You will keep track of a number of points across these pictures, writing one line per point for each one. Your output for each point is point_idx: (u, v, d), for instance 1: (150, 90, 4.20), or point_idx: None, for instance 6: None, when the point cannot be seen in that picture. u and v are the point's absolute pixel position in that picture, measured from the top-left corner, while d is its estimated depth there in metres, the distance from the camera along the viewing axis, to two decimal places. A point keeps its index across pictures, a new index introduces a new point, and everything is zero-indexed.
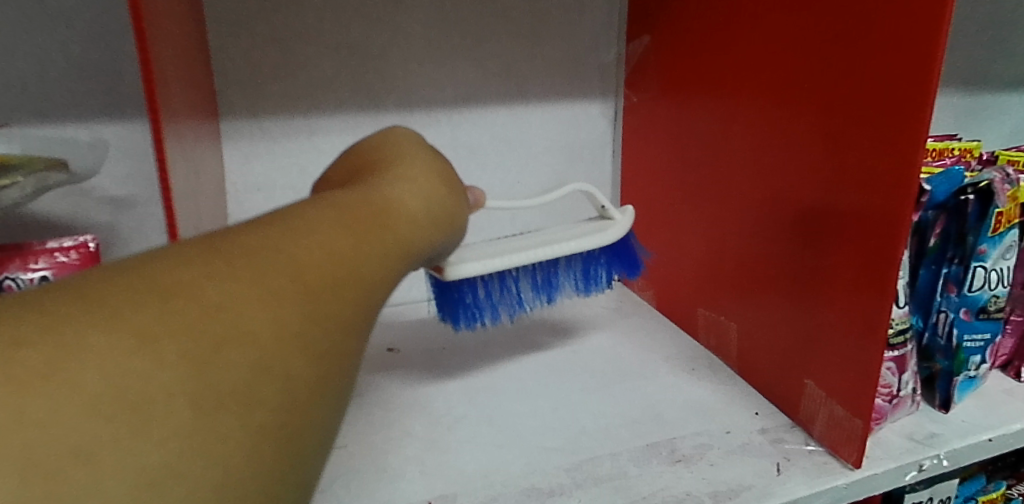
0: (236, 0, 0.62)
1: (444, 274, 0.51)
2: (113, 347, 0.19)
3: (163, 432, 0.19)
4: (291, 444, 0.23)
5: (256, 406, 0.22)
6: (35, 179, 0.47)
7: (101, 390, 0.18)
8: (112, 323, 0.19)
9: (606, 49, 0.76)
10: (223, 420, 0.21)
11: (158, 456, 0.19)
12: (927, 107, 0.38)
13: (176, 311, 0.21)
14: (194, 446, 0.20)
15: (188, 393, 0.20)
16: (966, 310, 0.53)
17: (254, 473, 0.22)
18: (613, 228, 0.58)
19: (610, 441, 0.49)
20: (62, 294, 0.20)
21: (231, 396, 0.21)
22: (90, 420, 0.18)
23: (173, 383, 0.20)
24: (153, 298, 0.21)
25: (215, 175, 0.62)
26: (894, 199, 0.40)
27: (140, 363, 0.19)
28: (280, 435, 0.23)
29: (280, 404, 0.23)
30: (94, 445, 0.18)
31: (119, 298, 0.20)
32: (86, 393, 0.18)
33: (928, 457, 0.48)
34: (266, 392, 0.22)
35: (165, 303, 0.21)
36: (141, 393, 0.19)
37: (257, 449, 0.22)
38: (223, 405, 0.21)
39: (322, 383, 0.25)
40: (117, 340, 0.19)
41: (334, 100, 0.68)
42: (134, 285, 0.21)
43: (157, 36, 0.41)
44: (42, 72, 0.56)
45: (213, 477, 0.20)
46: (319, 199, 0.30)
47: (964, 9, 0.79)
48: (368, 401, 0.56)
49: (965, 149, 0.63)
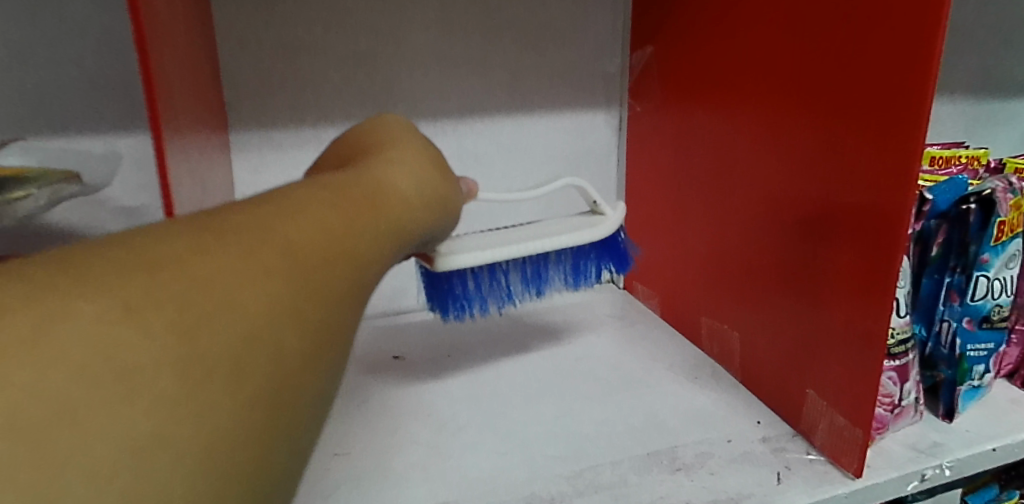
0: (244, 14, 0.63)
1: (435, 264, 0.52)
2: (101, 317, 0.19)
3: (152, 400, 0.19)
4: (280, 419, 0.23)
5: (247, 378, 0.22)
6: (49, 190, 0.49)
7: (88, 356, 0.18)
8: (98, 294, 0.19)
9: (610, 58, 0.76)
10: (213, 390, 0.21)
11: (148, 423, 0.19)
12: (924, 101, 0.38)
13: (165, 283, 0.21)
14: (186, 415, 0.20)
15: (176, 362, 0.20)
16: (969, 319, 0.53)
17: (246, 444, 0.21)
18: (605, 223, 0.59)
19: (611, 449, 0.50)
20: (45, 267, 0.20)
21: (221, 365, 0.21)
22: (79, 385, 0.18)
23: (160, 352, 0.20)
24: (140, 272, 0.21)
25: (225, 184, 0.63)
26: (890, 194, 0.41)
27: (128, 332, 0.19)
28: (270, 411, 0.23)
29: (269, 377, 0.23)
30: (81, 411, 0.17)
31: (107, 271, 0.20)
32: (73, 359, 0.18)
33: (931, 467, 0.48)
34: (255, 366, 0.23)
35: (152, 276, 0.21)
36: (127, 360, 0.19)
37: (247, 421, 0.22)
38: (214, 374, 0.21)
39: (311, 361, 0.25)
40: (103, 310, 0.19)
41: (342, 111, 0.69)
42: (123, 261, 0.21)
43: (166, 51, 0.42)
44: (58, 86, 0.58)
45: (204, 447, 0.20)
46: (310, 183, 0.32)
47: (972, 16, 0.78)
48: (375, 407, 0.57)
49: (972, 157, 0.62)
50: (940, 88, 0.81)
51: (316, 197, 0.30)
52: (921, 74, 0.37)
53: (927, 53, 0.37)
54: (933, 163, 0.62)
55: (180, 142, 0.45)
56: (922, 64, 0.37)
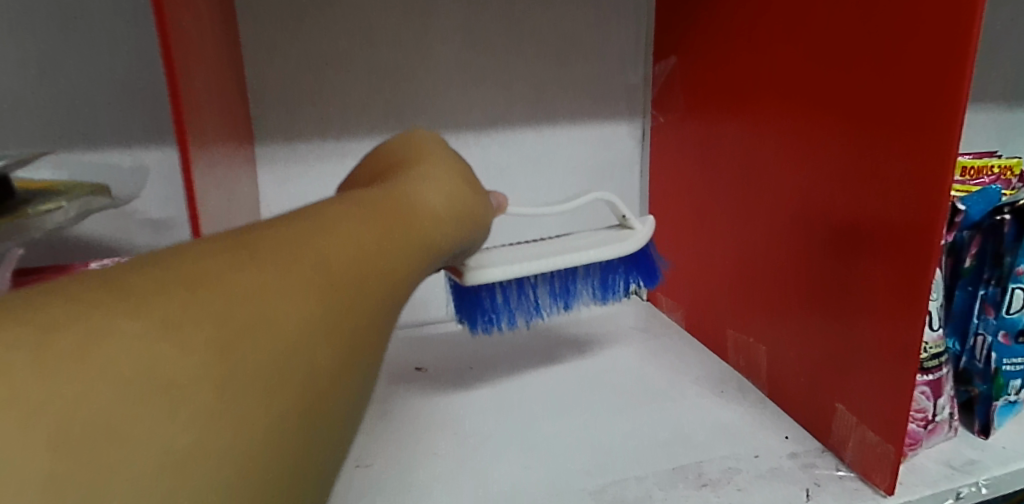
0: (270, 30, 0.64)
1: (464, 278, 0.52)
2: (142, 333, 0.19)
3: (191, 415, 0.19)
4: (310, 434, 0.23)
5: (279, 394, 0.22)
6: (78, 203, 0.49)
7: (128, 372, 0.18)
8: (139, 309, 0.19)
9: (633, 69, 0.76)
10: (247, 406, 0.21)
11: (184, 439, 0.19)
12: (958, 113, 0.37)
13: (202, 300, 0.21)
14: (219, 430, 0.19)
15: (213, 378, 0.20)
16: (1005, 333, 0.51)
17: (276, 459, 0.21)
18: (633, 238, 0.58)
19: (638, 462, 0.49)
20: (89, 284, 0.20)
21: (255, 380, 0.21)
22: (119, 400, 0.18)
23: (199, 368, 0.20)
24: (181, 288, 0.21)
25: (250, 195, 0.64)
26: (923, 209, 0.40)
27: (166, 348, 0.19)
28: (300, 425, 0.22)
29: (301, 393, 0.23)
30: (124, 426, 0.18)
31: (147, 288, 0.20)
32: (112, 375, 0.18)
33: (966, 485, 0.46)
34: (290, 379, 0.22)
35: (191, 293, 0.21)
36: (166, 377, 0.19)
37: (279, 437, 0.21)
38: (248, 393, 0.21)
39: (342, 375, 0.25)
40: (143, 326, 0.19)
41: (365, 124, 0.69)
42: (163, 277, 0.21)
43: (193, 65, 0.43)
44: (90, 100, 0.59)
45: (235, 463, 0.20)
46: (343, 197, 0.32)
47: (1002, 23, 0.77)
48: (397, 420, 0.56)
49: (1005, 167, 0.61)
50: (972, 97, 0.79)
51: (349, 212, 0.30)
52: (953, 88, 0.37)
53: (959, 66, 0.37)
54: (964, 173, 0.60)
55: (208, 155, 0.46)
56: (953, 76, 0.37)
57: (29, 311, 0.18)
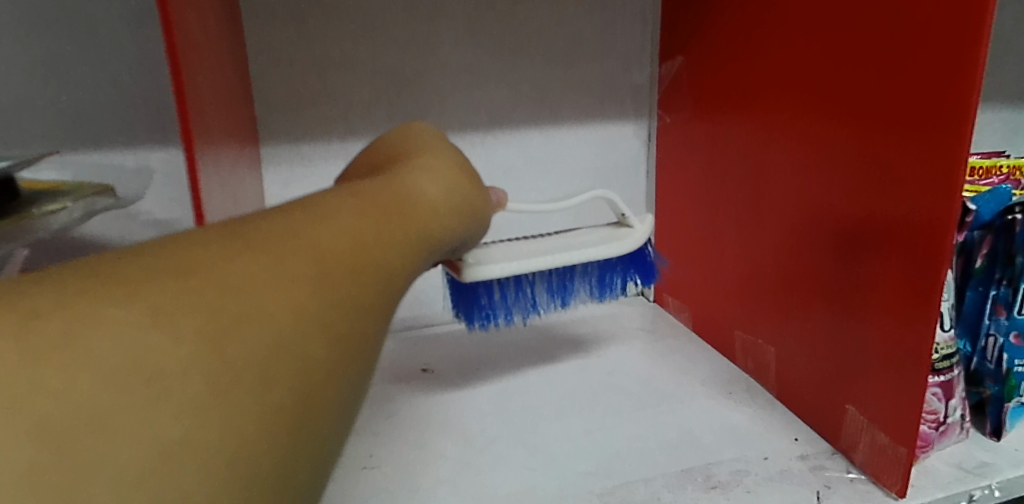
0: (274, 29, 0.64)
1: (463, 274, 0.51)
2: (131, 321, 0.19)
3: (178, 405, 0.19)
4: (305, 427, 0.22)
5: (272, 385, 0.22)
6: (83, 204, 0.49)
7: (117, 362, 0.18)
8: (129, 299, 0.19)
9: (639, 69, 0.76)
10: (240, 398, 0.20)
11: (174, 429, 0.18)
12: (970, 111, 0.37)
13: (193, 290, 0.21)
14: (210, 420, 0.19)
15: (204, 369, 0.20)
16: (1018, 334, 0.50)
17: (270, 452, 0.21)
18: (632, 237, 0.58)
19: (646, 465, 0.49)
20: (78, 273, 0.20)
21: (248, 372, 0.21)
22: (107, 390, 0.17)
23: (190, 358, 0.19)
24: (171, 278, 0.21)
25: (254, 194, 0.64)
26: (933, 209, 0.39)
27: (155, 338, 0.19)
28: (296, 418, 0.22)
29: (296, 384, 0.22)
30: (111, 414, 0.17)
31: (137, 277, 0.20)
32: (99, 365, 0.18)
33: (978, 487, 0.46)
34: (284, 373, 0.22)
35: (182, 283, 0.21)
36: (155, 366, 0.19)
37: (273, 429, 0.21)
38: (240, 383, 0.21)
39: (339, 367, 0.25)
40: (132, 315, 0.19)
41: (370, 124, 0.69)
42: (155, 267, 0.21)
43: (197, 63, 0.43)
44: (93, 101, 0.59)
45: (226, 454, 0.19)
46: (342, 189, 0.31)
47: (1012, 22, 0.76)
48: (403, 421, 0.56)
49: (1016, 167, 0.60)
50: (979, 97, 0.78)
51: (348, 203, 0.29)
52: (964, 86, 0.37)
53: (970, 63, 0.36)
54: (974, 173, 0.60)
55: (213, 153, 0.45)
56: (965, 74, 0.37)
57: (16, 299, 0.18)
